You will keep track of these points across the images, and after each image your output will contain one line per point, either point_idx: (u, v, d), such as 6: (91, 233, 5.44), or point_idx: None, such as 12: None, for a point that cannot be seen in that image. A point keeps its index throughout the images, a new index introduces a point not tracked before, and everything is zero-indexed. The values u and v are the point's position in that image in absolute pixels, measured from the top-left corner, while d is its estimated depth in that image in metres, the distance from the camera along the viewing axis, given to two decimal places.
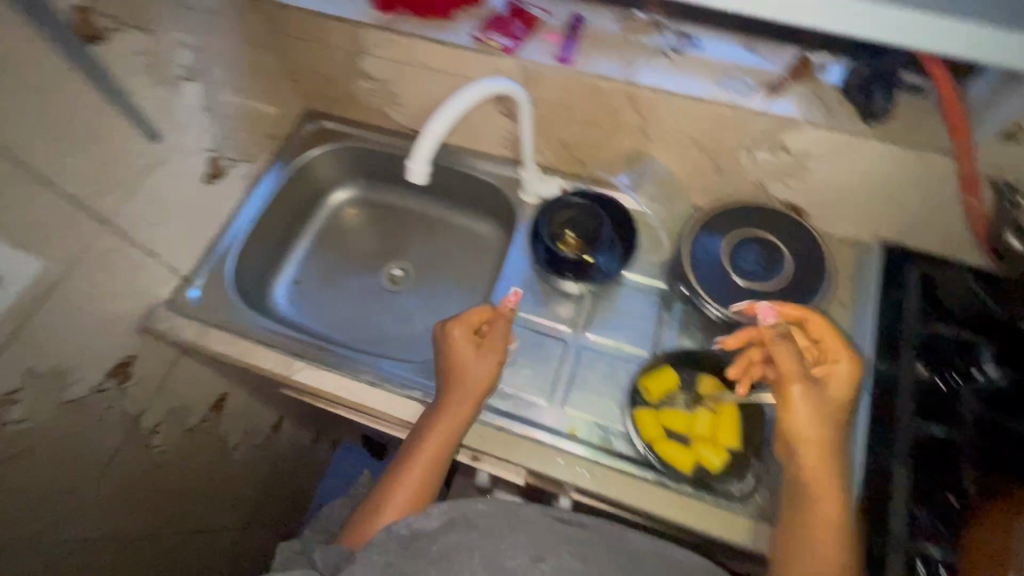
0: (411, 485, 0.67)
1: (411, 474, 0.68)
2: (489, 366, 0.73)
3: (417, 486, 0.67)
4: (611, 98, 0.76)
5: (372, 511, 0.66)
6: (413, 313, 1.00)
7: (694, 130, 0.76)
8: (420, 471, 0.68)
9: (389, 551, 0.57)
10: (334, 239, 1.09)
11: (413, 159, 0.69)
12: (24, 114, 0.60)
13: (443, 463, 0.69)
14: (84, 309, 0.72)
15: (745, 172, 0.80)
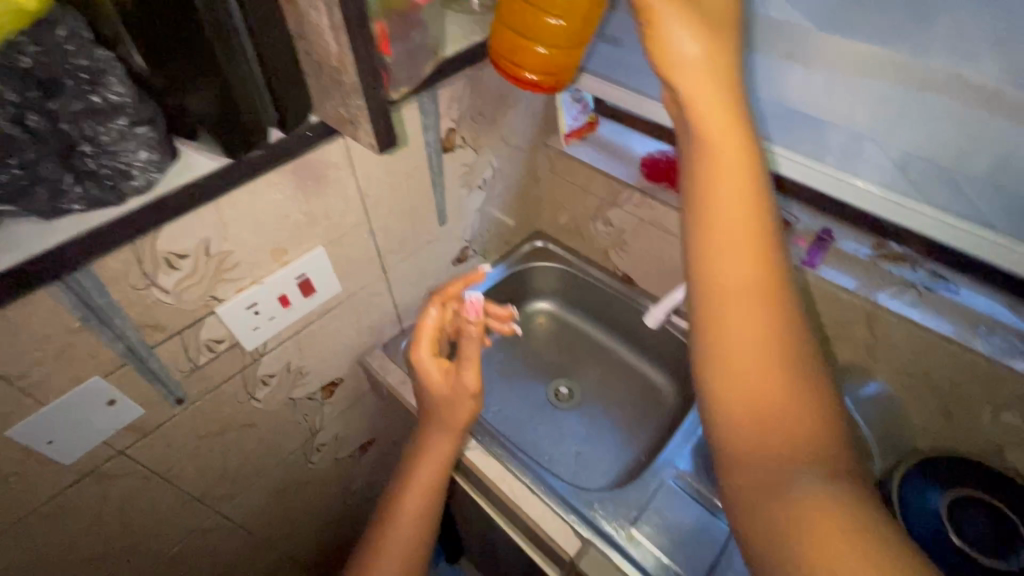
0: (404, 549, 0.76)
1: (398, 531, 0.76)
2: (459, 400, 0.74)
3: (407, 541, 0.76)
4: (846, 308, 0.79)
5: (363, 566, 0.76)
6: (571, 435, 1.04)
7: (931, 366, 0.74)
8: (408, 524, 0.76)
9: None
10: (519, 339, 1.20)
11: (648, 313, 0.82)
12: (387, 186, 0.80)
13: (425, 512, 0.77)
14: (337, 330, 0.89)
15: (980, 427, 0.74)
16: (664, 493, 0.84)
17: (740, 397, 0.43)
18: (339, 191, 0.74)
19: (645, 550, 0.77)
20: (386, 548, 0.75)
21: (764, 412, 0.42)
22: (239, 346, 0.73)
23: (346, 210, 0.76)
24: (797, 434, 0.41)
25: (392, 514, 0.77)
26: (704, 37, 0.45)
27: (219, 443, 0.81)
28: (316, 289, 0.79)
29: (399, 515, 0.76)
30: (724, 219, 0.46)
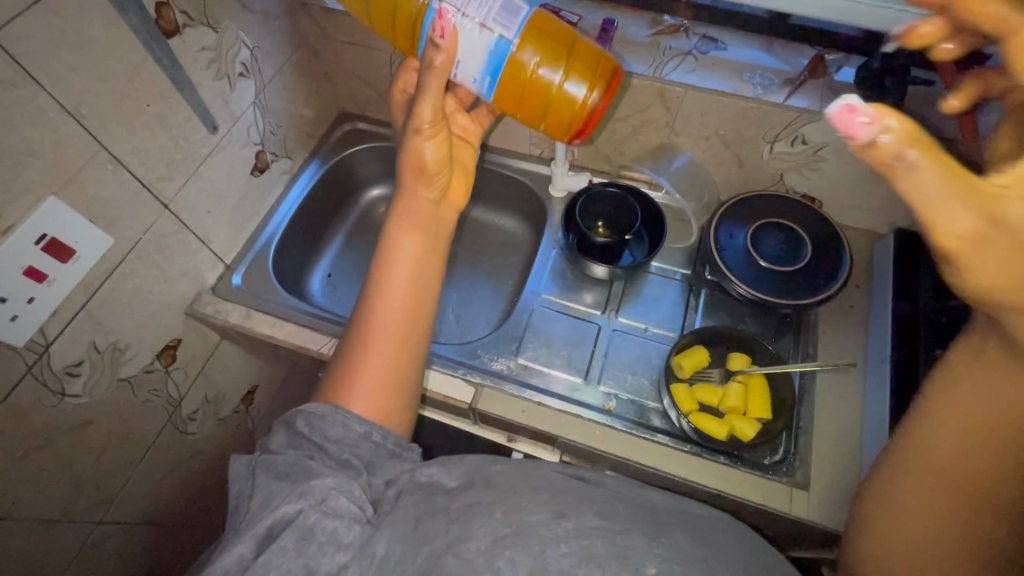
0: (390, 351, 0.62)
1: (388, 338, 0.63)
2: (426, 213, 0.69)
3: (396, 342, 0.63)
4: (641, 94, 0.82)
5: (353, 356, 0.62)
6: (445, 303, 1.05)
7: (718, 123, 0.82)
8: (393, 340, 0.63)
9: (415, 506, 0.55)
10: (365, 234, 1.13)
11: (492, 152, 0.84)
12: (105, 97, 0.64)
13: (419, 317, 0.65)
14: (140, 288, 0.76)
15: (764, 164, 0.86)
16: (538, 318, 0.89)
17: (970, 396, 0.43)
18: (29, 116, 0.57)
19: (534, 371, 0.84)
20: (371, 351, 0.62)
21: (979, 398, 0.43)
22: (6, 345, 0.60)
23: (58, 139, 0.60)
24: (995, 410, 0.42)
25: (367, 331, 0.63)
26: (984, 211, 0.31)
27: (51, 453, 0.70)
28: (77, 248, 0.65)
29: (381, 329, 0.63)
30: None
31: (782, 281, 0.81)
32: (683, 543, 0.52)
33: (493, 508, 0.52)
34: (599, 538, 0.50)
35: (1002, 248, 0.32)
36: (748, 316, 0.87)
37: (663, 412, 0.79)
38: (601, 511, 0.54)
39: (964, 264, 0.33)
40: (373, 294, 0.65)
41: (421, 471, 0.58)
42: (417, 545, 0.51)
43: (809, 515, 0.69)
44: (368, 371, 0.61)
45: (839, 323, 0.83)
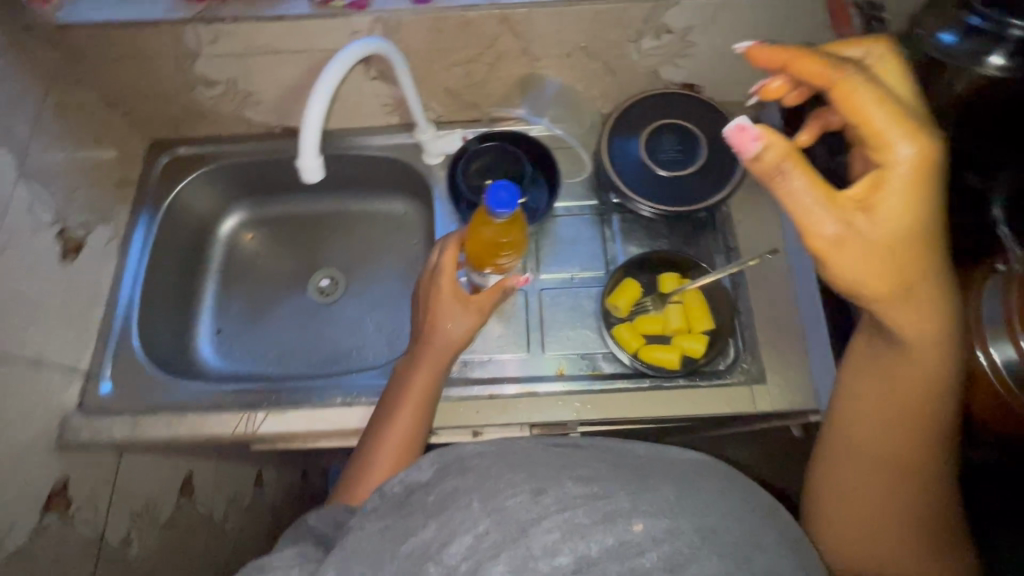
0: (401, 423, 0.65)
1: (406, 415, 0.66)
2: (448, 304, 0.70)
3: (411, 424, 0.66)
4: (483, 27, 0.71)
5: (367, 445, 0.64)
6: (359, 317, 0.94)
7: (576, 36, 0.74)
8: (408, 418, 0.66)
9: (384, 514, 0.48)
10: (242, 272, 0.98)
11: (302, 156, 0.59)
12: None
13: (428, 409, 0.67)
14: None
15: (636, 65, 0.79)
16: None
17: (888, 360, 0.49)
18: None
19: (474, 363, 0.77)
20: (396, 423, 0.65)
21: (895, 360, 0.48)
22: None
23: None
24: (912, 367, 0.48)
25: (382, 420, 0.66)
26: (842, 218, 0.39)
27: None
28: None
29: (393, 417, 0.66)
30: (889, 207, 0.39)
31: (688, 187, 0.78)
32: (667, 494, 0.46)
33: (472, 497, 0.46)
34: (582, 505, 0.45)
35: (854, 254, 0.40)
36: (664, 229, 0.84)
37: (613, 355, 0.76)
38: (579, 474, 0.48)
39: (832, 263, 0.40)
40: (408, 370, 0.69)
41: (385, 485, 0.51)
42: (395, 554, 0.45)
43: (772, 407, 0.71)
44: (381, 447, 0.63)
45: (750, 206, 0.82)
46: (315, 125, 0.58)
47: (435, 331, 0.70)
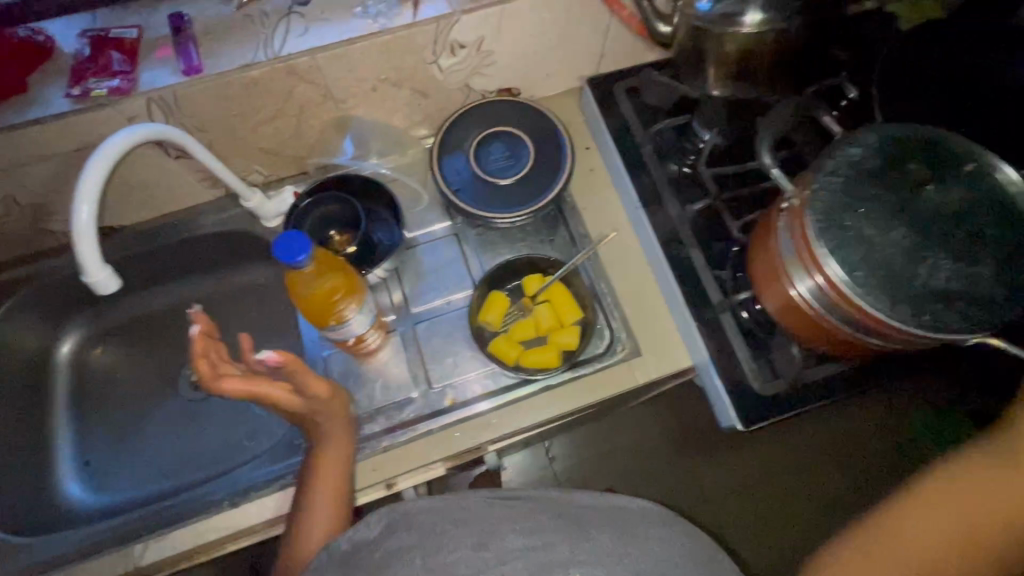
0: (319, 506, 0.62)
1: (319, 499, 0.62)
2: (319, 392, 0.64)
3: (330, 504, 0.62)
4: (270, 83, 0.69)
5: (293, 531, 0.62)
6: (242, 402, 0.88)
7: (372, 70, 0.73)
8: (324, 505, 0.62)
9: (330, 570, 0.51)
10: (98, 392, 0.89)
11: (88, 271, 0.55)
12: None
13: (346, 488, 0.64)
14: None
15: (445, 83, 0.80)
16: (335, 364, 0.79)
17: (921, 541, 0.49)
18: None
19: (366, 419, 0.75)
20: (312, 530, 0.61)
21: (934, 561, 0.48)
22: None
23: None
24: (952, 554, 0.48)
25: (297, 511, 0.63)
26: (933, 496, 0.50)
27: None
28: None
29: (305, 506, 0.62)
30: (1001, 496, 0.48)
31: (524, 188, 0.80)
32: (608, 542, 0.51)
33: (414, 554, 0.50)
34: (522, 558, 0.49)
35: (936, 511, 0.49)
36: (519, 233, 0.85)
37: (500, 370, 0.76)
38: (524, 526, 0.52)
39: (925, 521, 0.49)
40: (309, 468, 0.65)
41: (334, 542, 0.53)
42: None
43: (653, 374, 0.74)
44: (301, 542, 0.60)
45: (591, 189, 0.85)
46: (88, 233, 0.53)
47: (315, 402, 0.64)
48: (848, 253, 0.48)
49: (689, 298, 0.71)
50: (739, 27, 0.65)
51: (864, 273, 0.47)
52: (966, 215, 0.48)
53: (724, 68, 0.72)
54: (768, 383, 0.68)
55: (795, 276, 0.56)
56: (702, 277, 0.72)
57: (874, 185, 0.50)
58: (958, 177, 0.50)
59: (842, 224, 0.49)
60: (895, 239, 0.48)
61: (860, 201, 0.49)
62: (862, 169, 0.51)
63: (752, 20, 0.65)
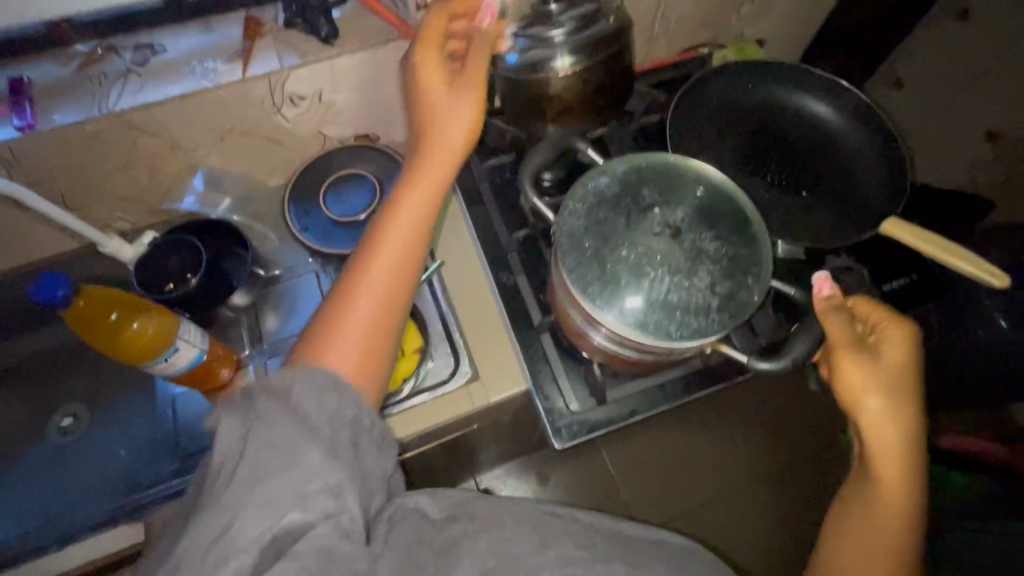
0: (366, 313, 0.57)
1: (369, 296, 0.58)
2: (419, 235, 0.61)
3: (379, 310, 0.58)
4: (110, 137, 0.73)
5: (329, 329, 0.56)
6: (107, 444, 0.87)
7: (215, 121, 0.78)
8: (371, 305, 0.57)
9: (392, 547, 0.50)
10: None
11: None
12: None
13: (410, 285, 0.60)
14: None
15: (296, 131, 0.85)
16: (183, 404, 0.85)
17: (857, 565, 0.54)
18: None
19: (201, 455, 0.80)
20: (353, 306, 0.57)
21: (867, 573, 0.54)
22: None
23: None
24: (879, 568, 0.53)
25: (352, 288, 0.58)
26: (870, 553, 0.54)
27: None
28: None
29: (364, 290, 0.58)
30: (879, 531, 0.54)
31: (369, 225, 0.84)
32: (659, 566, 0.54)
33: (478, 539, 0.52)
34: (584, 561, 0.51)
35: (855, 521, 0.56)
36: None
37: None
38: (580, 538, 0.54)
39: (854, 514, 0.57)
40: (383, 224, 0.60)
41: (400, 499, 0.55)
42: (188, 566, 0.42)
43: (493, 394, 0.73)
44: (345, 332, 0.56)
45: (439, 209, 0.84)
46: None
47: (428, 168, 0.62)
48: (614, 290, 0.52)
49: (514, 321, 0.76)
50: (553, 71, 0.71)
51: (598, 292, 0.52)
52: (687, 235, 0.55)
53: (544, 112, 0.76)
54: (583, 401, 0.71)
55: (587, 319, 0.57)
56: (526, 300, 0.76)
57: (612, 211, 0.56)
58: (686, 196, 0.57)
59: (598, 256, 0.54)
60: (625, 258, 0.54)
61: (608, 227, 0.55)
62: (607, 198, 0.57)
63: (563, 63, 0.70)
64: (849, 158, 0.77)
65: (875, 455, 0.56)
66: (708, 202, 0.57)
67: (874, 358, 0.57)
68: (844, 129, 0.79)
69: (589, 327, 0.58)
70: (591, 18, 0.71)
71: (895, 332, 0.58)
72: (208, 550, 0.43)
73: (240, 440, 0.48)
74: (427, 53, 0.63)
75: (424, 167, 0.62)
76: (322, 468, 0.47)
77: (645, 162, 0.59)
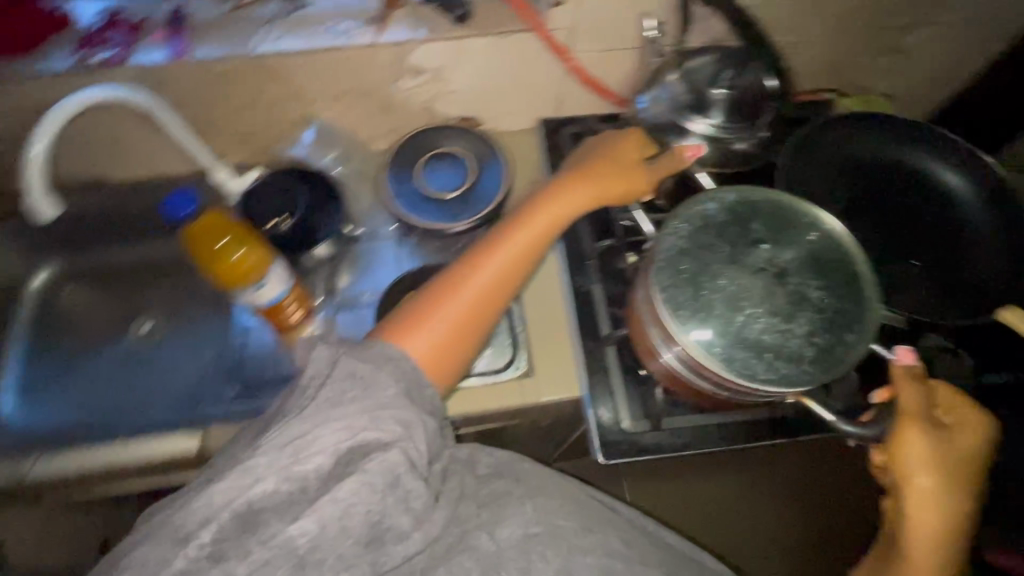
0: (453, 321, 0.62)
1: (464, 309, 0.63)
2: (522, 269, 0.67)
3: (464, 320, 0.63)
4: (244, 75, 0.78)
5: (421, 319, 0.61)
6: (173, 359, 0.92)
7: (338, 78, 0.81)
8: (465, 318, 0.63)
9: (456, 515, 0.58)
10: (52, 326, 0.95)
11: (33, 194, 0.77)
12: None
13: (493, 317, 0.65)
14: None
15: (407, 101, 0.88)
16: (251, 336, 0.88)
17: None
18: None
19: (260, 389, 0.82)
20: (449, 307, 0.62)
21: None
22: None
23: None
24: None
25: (447, 294, 0.63)
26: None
27: None
28: None
29: (457, 302, 0.63)
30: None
31: (459, 203, 0.86)
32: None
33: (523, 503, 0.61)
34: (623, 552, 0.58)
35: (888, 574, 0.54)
36: (454, 246, 0.91)
37: None
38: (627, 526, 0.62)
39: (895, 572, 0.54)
40: (506, 238, 0.67)
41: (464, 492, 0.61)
42: (272, 451, 0.49)
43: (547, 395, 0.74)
44: (434, 331, 0.61)
45: None
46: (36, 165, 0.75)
47: (544, 222, 0.68)
48: (701, 323, 0.54)
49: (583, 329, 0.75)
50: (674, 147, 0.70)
51: (692, 321, 0.54)
52: (792, 279, 0.56)
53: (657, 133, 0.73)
54: (636, 422, 0.70)
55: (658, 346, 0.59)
56: (598, 310, 0.75)
57: (720, 234, 0.58)
58: (796, 240, 0.58)
59: (690, 278, 0.56)
60: (723, 289, 0.55)
61: (706, 252, 0.57)
62: (713, 221, 0.59)
63: (691, 144, 0.69)
64: (973, 233, 0.72)
65: (917, 531, 0.53)
66: (820, 250, 0.57)
67: (944, 440, 0.54)
68: (983, 209, 0.73)
69: (662, 349, 0.58)
70: (750, 125, 0.69)
71: (967, 417, 0.56)
72: (290, 445, 0.50)
73: (329, 367, 0.54)
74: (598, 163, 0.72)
75: (548, 222, 0.68)
76: (390, 404, 0.54)
77: (760, 198, 0.60)
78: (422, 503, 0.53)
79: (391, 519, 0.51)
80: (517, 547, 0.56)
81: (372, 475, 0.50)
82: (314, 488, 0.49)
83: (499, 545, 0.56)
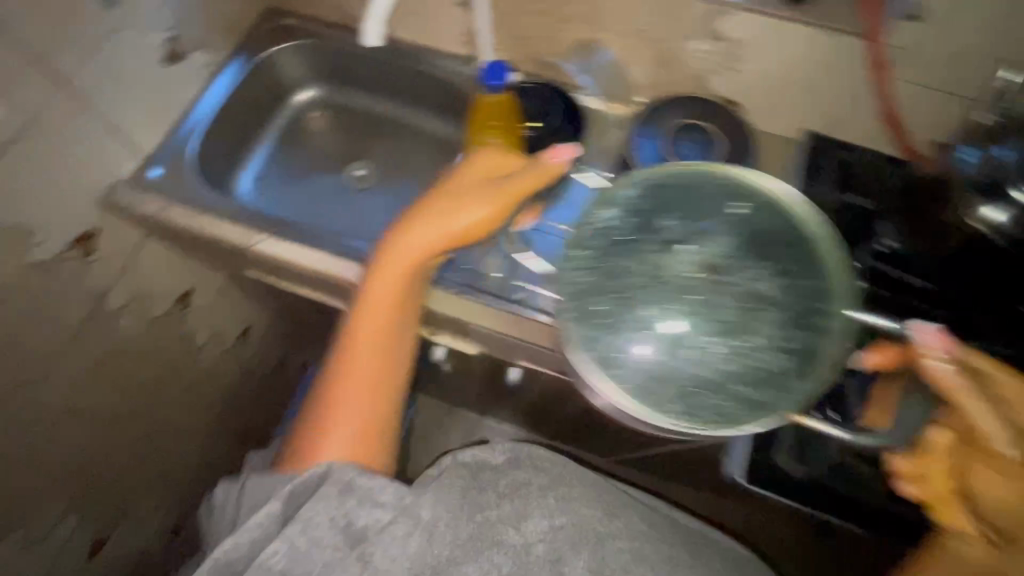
0: (366, 356, 0.67)
1: (368, 348, 0.67)
2: (423, 263, 0.68)
3: (372, 355, 0.68)
4: None
5: (341, 374, 0.67)
6: (376, 211, 1.03)
7: (638, 14, 0.80)
8: (377, 355, 0.68)
9: (456, 482, 0.68)
10: (297, 140, 1.10)
11: (364, 23, 0.72)
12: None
13: (406, 321, 0.70)
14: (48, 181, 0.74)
15: (687, 63, 0.85)
16: None
17: None
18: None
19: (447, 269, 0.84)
20: (358, 352, 0.67)
21: None
22: None
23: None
24: None
25: (350, 336, 0.68)
26: None
27: None
28: None
29: (362, 346, 0.67)
30: None
31: None
32: None
33: (545, 493, 0.68)
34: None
35: None
36: None
37: None
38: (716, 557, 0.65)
39: None
40: (372, 276, 0.68)
41: (480, 478, 0.70)
42: (290, 539, 0.55)
43: None
44: (354, 369, 0.67)
45: None
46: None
47: (406, 247, 0.67)
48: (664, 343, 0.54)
49: None
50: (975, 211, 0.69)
51: (632, 345, 0.54)
52: (733, 274, 0.55)
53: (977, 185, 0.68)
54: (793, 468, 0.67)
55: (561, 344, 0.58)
56: None
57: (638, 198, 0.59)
58: (708, 210, 0.57)
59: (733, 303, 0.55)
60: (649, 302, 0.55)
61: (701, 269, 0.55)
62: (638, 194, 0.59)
63: (989, 215, 0.69)
64: None
65: None
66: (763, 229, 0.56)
67: None
68: None
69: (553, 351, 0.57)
70: None
71: None
72: (303, 522, 0.56)
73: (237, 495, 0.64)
74: (496, 162, 0.71)
75: (414, 247, 0.67)
76: (335, 472, 0.59)
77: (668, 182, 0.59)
78: (422, 500, 0.60)
79: (433, 516, 0.60)
80: (546, 539, 0.63)
81: (365, 498, 0.57)
82: (334, 540, 0.56)
83: (527, 539, 0.63)
